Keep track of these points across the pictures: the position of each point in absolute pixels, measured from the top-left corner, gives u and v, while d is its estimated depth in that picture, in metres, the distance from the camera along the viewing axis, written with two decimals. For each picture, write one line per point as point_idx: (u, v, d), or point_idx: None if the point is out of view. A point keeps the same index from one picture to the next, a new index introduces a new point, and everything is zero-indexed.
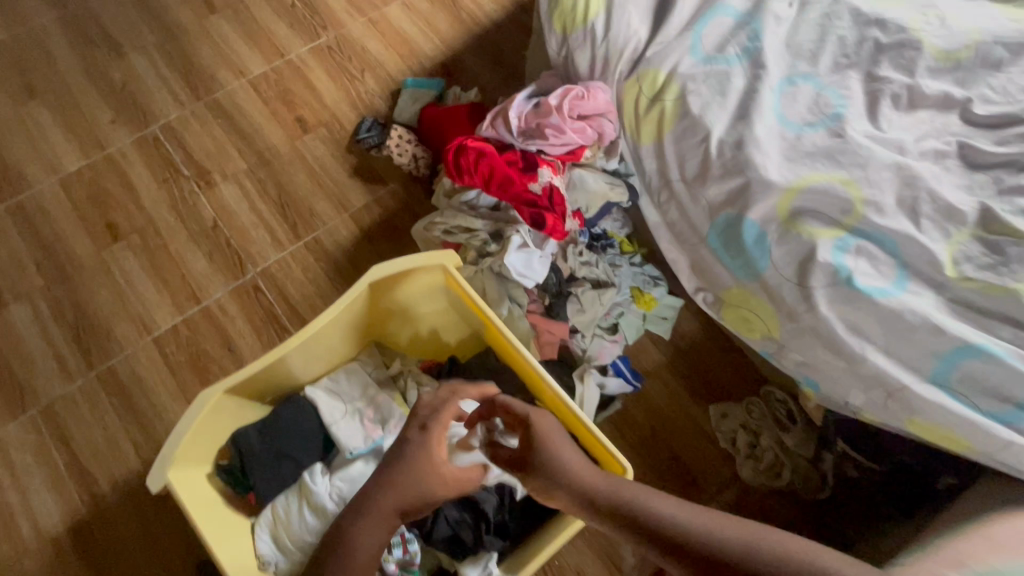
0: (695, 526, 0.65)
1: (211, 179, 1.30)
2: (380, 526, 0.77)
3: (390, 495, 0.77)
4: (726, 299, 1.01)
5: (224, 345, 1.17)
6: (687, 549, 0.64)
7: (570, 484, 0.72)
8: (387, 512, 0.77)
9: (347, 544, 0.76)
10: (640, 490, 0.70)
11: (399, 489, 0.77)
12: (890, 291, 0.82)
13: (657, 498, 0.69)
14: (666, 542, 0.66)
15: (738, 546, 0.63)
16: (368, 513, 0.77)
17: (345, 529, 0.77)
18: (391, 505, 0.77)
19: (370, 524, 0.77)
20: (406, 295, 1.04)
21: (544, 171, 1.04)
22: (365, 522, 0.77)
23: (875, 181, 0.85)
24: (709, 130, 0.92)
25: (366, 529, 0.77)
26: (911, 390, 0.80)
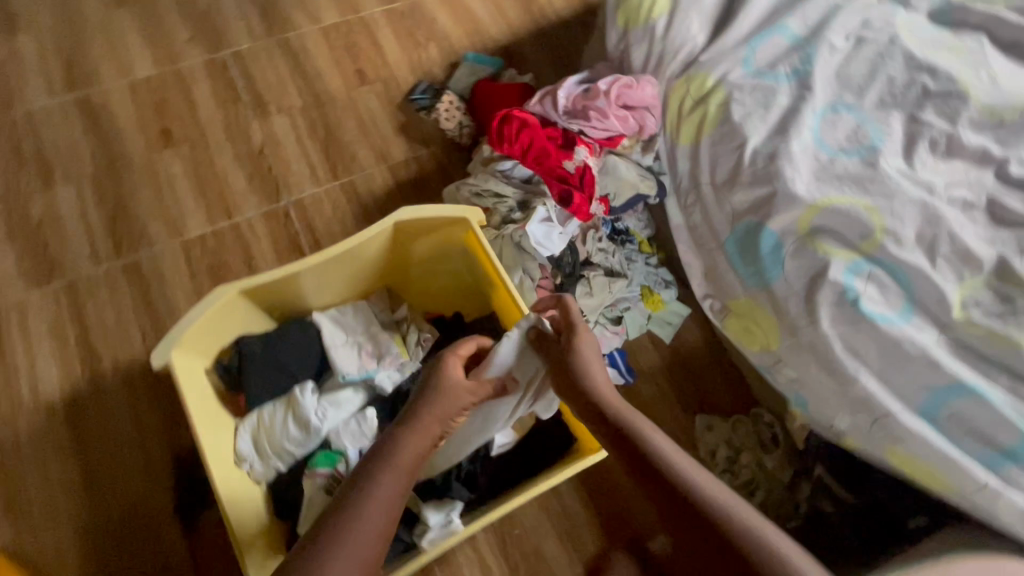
0: (675, 467, 0.71)
1: (267, 109, 1.37)
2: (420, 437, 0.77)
3: (430, 414, 0.78)
4: (732, 308, 1.02)
5: (245, 262, 1.22)
6: (665, 485, 0.70)
7: (587, 394, 0.78)
8: (429, 429, 0.78)
9: (384, 454, 0.74)
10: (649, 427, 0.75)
11: (441, 407, 0.79)
12: (894, 319, 0.83)
13: (656, 435, 0.74)
14: (647, 474, 0.71)
15: (703, 492, 0.68)
16: (411, 431, 0.77)
17: (388, 441, 0.76)
18: (435, 425, 0.78)
19: (412, 446, 0.75)
20: (426, 245, 1.08)
21: (580, 150, 1.08)
22: (412, 436, 0.76)
23: (898, 213, 0.87)
24: (746, 138, 0.96)
25: (413, 443, 0.76)
26: (896, 419, 0.81)
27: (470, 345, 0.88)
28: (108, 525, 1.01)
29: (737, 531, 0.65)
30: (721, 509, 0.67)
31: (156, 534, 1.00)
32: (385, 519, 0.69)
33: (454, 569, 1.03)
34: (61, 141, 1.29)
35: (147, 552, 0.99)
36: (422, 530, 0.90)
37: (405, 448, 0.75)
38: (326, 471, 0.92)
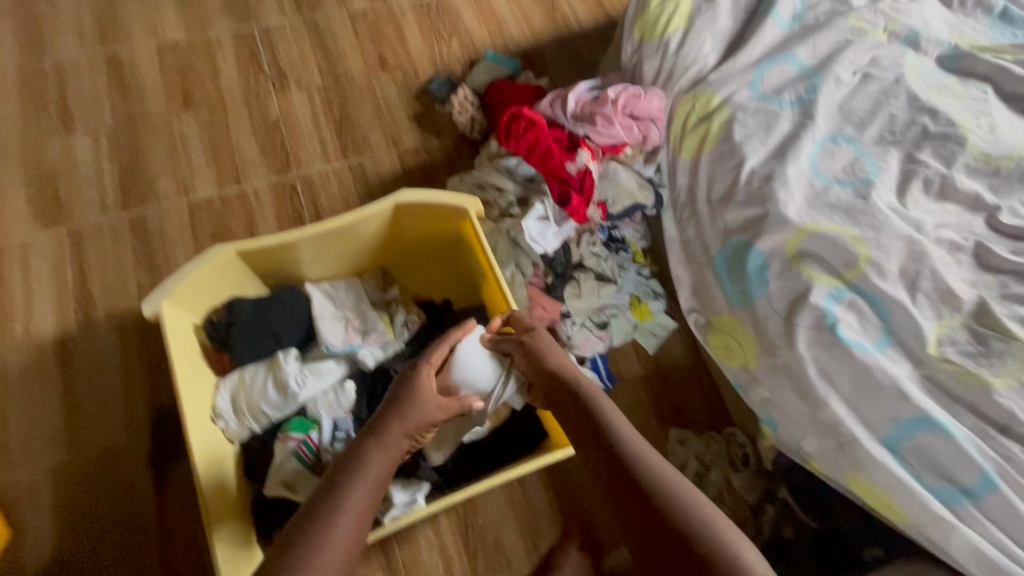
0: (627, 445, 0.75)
1: (287, 84, 1.40)
2: (387, 450, 0.77)
3: (401, 426, 0.79)
4: (715, 323, 1.04)
5: (248, 228, 1.25)
6: (616, 460, 0.75)
7: (551, 379, 0.85)
8: (395, 445, 0.78)
9: (359, 458, 0.75)
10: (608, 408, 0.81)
11: (408, 420, 0.80)
12: (869, 349, 0.85)
13: (613, 416, 0.79)
14: (600, 450, 0.77)
15: (652, 472, 0.72)
16: (383, 440, 0.78)
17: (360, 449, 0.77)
18: (404, 438, 0.79)
19: (382, 457, 0.76)
20: (423, 229, 1.11)
21: (583, 153, 1.09)
22: (382, 446, 0.77)
23: (884, 246, 0.88)
24: (744, 158, 0.98)
25: (383, 454, 0.77)
26: (861, 446, 0.82)
27: (437, 353, 0.89)
28: (81, 466, 1.03)
29: (691, 522, 0.67)
30: (670, 493, 0.70)
31: (127, 481, 1.02)
32: (356, 521, 0.70)
33: (415, 551, 1.04)
34: (85, 93, 1.32)
35: (116, 498, 1.01)
36: (388, 507, 0.93)
37: (378, 458, 0.76)
38: (300, 436, 0.93)
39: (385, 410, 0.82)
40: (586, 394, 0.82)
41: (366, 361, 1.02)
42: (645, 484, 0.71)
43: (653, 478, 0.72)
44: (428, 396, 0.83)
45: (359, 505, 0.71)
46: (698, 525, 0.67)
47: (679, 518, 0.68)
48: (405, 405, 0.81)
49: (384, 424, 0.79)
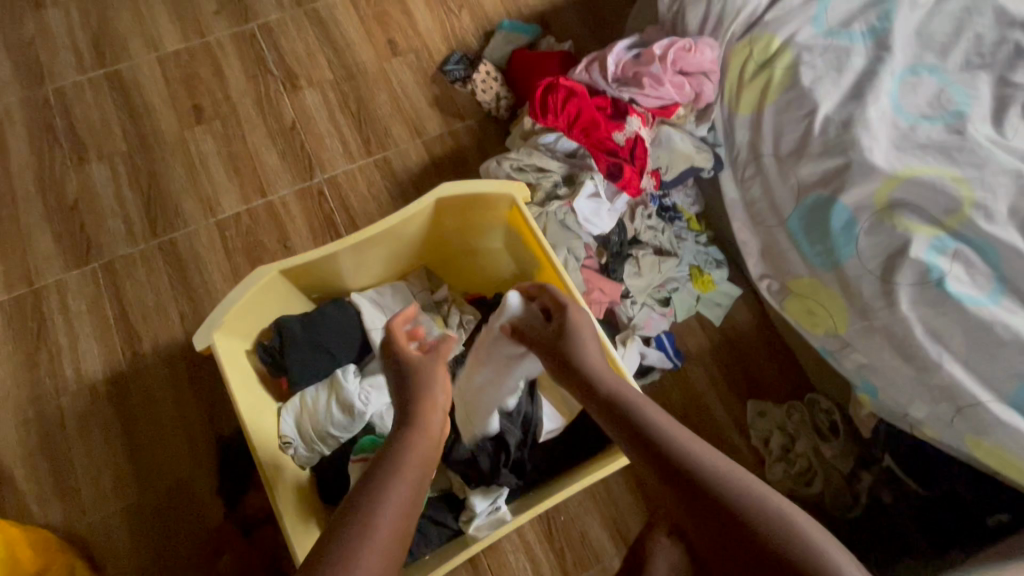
0: (680, 445, 0.59)
1: (297, 84, 1.32)
2: (425, 430, 0.67)
3: (430, 412, 0.69)
4: (793, 288, 0.96)
5: (281, 241, 1.20)
6: (664, 465, 0.59)
7: (579, 373, 0.70)
8: (434, 431, 0.68)
9: (389, 463, 0.63)
10: (652, 406, 0.65)
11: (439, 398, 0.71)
12: (983, 301, 0.76)
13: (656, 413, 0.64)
14: (648, 455, 0.60)
15: (718, 474, 0.56)
16: (413, 435, 0.66)
17: (390, 444, 0.66)
18: (439, 423, 0.69)
19: (418, 451, 0.65)
20: (466, 224, 1.04)
21: (633, 120, 1.00)
22: (414, 439, 0.66)
23: (989, 184, 0.79)
24: (816, 105, 0.88)
25: (414, 458, 0.64)
26: (986, 409, 0.75)
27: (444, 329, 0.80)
28: (153, 503, 1.01)
29: (777, 536, 0.52)
30: (745, 501, 0.54)
31: (202, 514, 1.00)
32: (393, 532, 0.58)
33: (500, 555, 1.01)
34: (93, 119, 1.26)
35: (193, 532, 0.99)
36: (469, 515, 0.90)
37: (411, 456, 0.64)
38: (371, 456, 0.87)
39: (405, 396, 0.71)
40: (624, 390, 0.67)
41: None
42: (711, 496, 0.55)
43: (720, 483, 0.56)
44: (444, 381, 0.73)
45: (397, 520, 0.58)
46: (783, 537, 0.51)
47: (760, 535, 0.52)
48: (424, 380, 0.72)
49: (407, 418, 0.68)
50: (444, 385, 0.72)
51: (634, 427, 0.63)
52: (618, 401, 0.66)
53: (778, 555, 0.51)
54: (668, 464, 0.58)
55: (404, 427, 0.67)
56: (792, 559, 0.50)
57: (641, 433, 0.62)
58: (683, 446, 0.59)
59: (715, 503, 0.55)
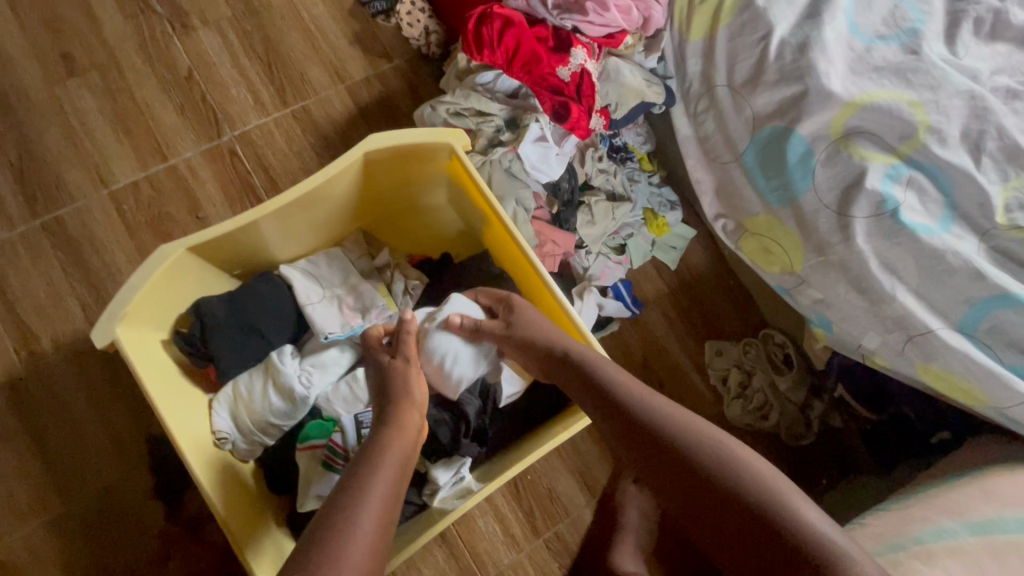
0: (643, 403, 0.68)
1: (189, 23, 1.13)
2: (404, 429, 0.71)
3: (404, 416, 0.73)
4: (749, 227, 0.93)
5: (191, 212, 1.05)
6: (627, 423, 0.67)
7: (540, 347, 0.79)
8: (411, 431, 0.72)
9: (373, 454, 0.67)
10: (622, 377, 0.73)
11: (412, 398, 0.75)
12: (935, 230, 0.76)
13: (614, 375, 0.73)
14: (618, 418, 0.68)
15: (686, 432, 0.64)
16: (391, 435, 0.70)
17: (371, 443, 0.69)
18: (415, 422, 0.73)
19: (397, 449, 0.68)
20: (400, 178, 0.95)
21: (578, 52, 0.90)
22: (394, 435, 0.70)
23: (943, 107, 0.76)
24: (771, 27, 0.82)
25: (391, 458, 0.67)
26: (935, 336, 0.76)
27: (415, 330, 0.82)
28: (81, 515, 0.91)
29: (721, 468, 0.60)
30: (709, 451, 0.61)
31: (139, 519, 0.92)
32: (380, 516, 0.60)
33: (469, 521, 0.99)
34: None
35: (131, 539, 0.91)
36: (432, 488, 0.86)
37: (390, 456, 0.67)
38: (322, 441, 0.81)
39: (385, 404, 0.75)
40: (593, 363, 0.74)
41: (356, 318, 0.92)
42: (660, 438, 0.64)
43: (675, 428, 0.64)
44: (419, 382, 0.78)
45: (377, 513, 0.60)
46: (737, 478, 0.59)
47: (701, 466, 0.60)
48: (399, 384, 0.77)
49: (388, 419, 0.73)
50: (416, 391, 0.76)
51: (607, 393, 0.71)
52: (581, 370, 0.74)
53: (727, 488, 0.59)
54: (639, 425, 0.66)
55: (382, 431, 0.71)
56: (740, 489, 0.58)
57: (614, 399, 0.70)
58: (653, 407, 0.67)
59: (678, 454, 0.62)
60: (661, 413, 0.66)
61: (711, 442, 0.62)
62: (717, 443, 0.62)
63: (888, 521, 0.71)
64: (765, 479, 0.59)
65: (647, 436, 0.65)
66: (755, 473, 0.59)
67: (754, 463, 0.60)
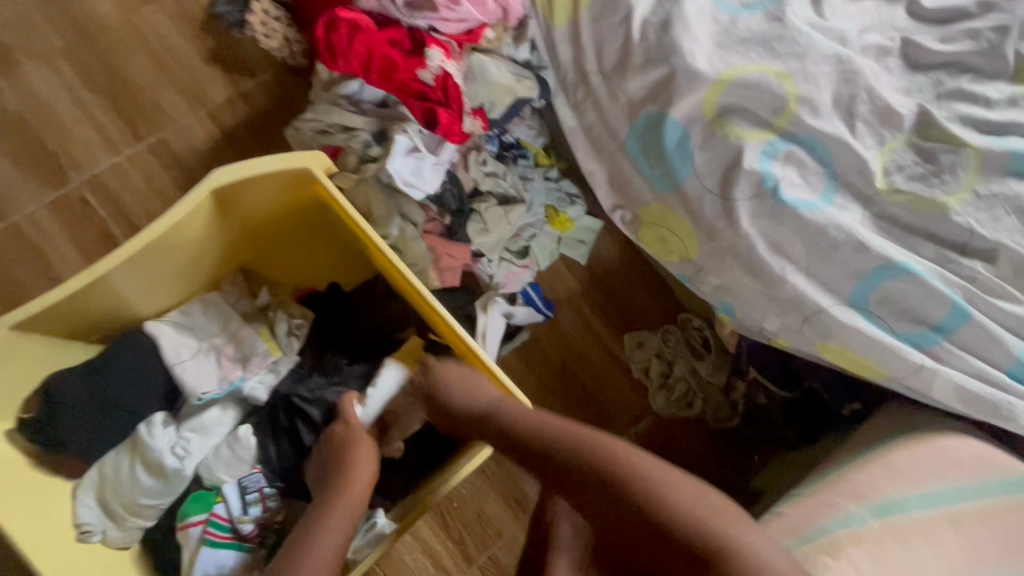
0: (610, 458, 0.61)
1: (12, 58, 0.99)
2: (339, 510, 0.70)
3: (342, 481, 0.73)
4: (645, 218, 0.87)
5: (44, 272, 0.95)
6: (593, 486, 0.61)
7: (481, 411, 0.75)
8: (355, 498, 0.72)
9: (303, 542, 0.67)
10: (531, 414, 0.72)
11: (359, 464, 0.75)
12: (817, 204, 0.73)
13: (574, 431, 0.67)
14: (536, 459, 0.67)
15: (659, 496, 0.57)
16: (327, 502, 0.71)
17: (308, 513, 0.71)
18: (357, 491, 0.73)
19: (336, 529, 0.69)
20: (268, 208, 0.86)
21: (434, 52, 0.83)
22: (331, 515, 0.69)
23: (812, 75, 0.73)
24: (631, 6, 0.77)
25: (334, 519, 0.69)
26: (828, 314, 0.74)
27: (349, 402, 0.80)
28: None
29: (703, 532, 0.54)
30: (619, 474, 0.60)
31: None
32: None
33: (396, 560, 0.94)
34: None
35: None
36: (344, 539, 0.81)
37: (332, 519, 0.69)
38: (202, 518, 0.76)
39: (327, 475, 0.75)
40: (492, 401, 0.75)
41: (235, 372, 0.83)
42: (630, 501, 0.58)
43: (647, 487, 0.58)
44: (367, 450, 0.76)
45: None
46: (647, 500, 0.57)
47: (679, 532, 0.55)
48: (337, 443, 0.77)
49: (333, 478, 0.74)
50: (359, 462, 0.75)
51: (522, 433, 0.70)
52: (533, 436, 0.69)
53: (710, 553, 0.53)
54: (553, 462, 0.65)
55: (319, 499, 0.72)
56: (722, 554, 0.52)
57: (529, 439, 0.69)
58: (566, 438, 0.66)
59: (592, 483, 0.61)
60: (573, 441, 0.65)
61: (619, 466, 0.60)
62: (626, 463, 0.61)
63: (799, 510, 0.67)
64: (675, 495, 0.57)
65: (562, 470, 0.64)
66: (665, 490, 0.57)
67: (666, 477, 0.59)
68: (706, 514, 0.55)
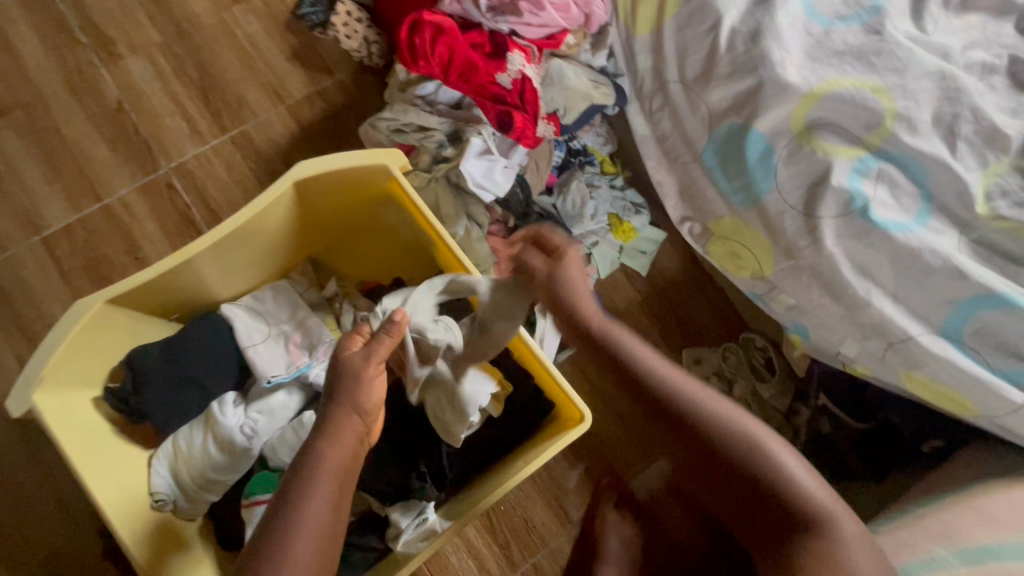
0: (751, 439, 0.53)
1: (116, 51, 1.06)
2: (339, 435, 0.62)
3: (343, 410, 0.63)
4: (716, 231, 0.86)
5: (130, 252, 1.00)
6: (727, 468, 0.53)
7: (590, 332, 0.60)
8: (349, 429, 0.63)
9: (303, 471, 0.59)
10: (654, 351, 0.58)
11: (362, 397, 0.64)
12: (909, 226, 0.69)
13: (713, 398, 0.55)
14: (632, 389, 0.57)
15: (798, 493, 0.52)
16: (326, 441, 0.61)
17: (304, 454, 0.61)
18: (356, 427, 0.63)
19: (333, 463, 0.60)
20: (343, 202, 0.88)
21: (515, 57, 0.84)
22: (329, 444, 0.61)
23: (912, 91, 0.69)
24: (720, 15, 0.75)
25: (334, 452, 0.60)
26: (916, 343, 0.70)
27: (384, 345, 0.67)
28: None
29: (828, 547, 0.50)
30: (793, 502, 0.51)
31: None
32: (316, 543, 0.56)
33: (441, 559, 0.95)
34: None
35: None
36: (396, 532, 0.80)
37: (327, 463, 0.60)
38: (267, 497, 0.78)
39: (328, 402, 0.64)
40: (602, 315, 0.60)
41: (302, 357, 0.87)
42: (765, 494, 0.52)
43: (782, 483, 0.52)
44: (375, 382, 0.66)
45: (314, 531, 0.56)
46: (777, 484, 0.52)
47: (807, 537, 0.50)
48: (335, 381, 0.65)
49: (331, 408, 0.64)
50: (368, 400, 0.64)
51: (632, 373, 0.56)
52: (662, 392, 0.55)
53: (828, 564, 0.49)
54: (671, 418, 0.55)
55: (316, 434, 0.62)
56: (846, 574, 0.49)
57: (668, 404, 0.55)
58: (682, 393, 0.55)
59: (706, 452, 0.54)
60: (704, 411, 0.54)
61: (741, 440, 0.53)
62: (820, 515, 0.51)
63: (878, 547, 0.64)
64: (807, 489, 0.52)
65: (713, 468, 0.53)
66: (785, 472, 0.52)
67: (796, 473, 0.52)
68: (846, 531, 0.51)
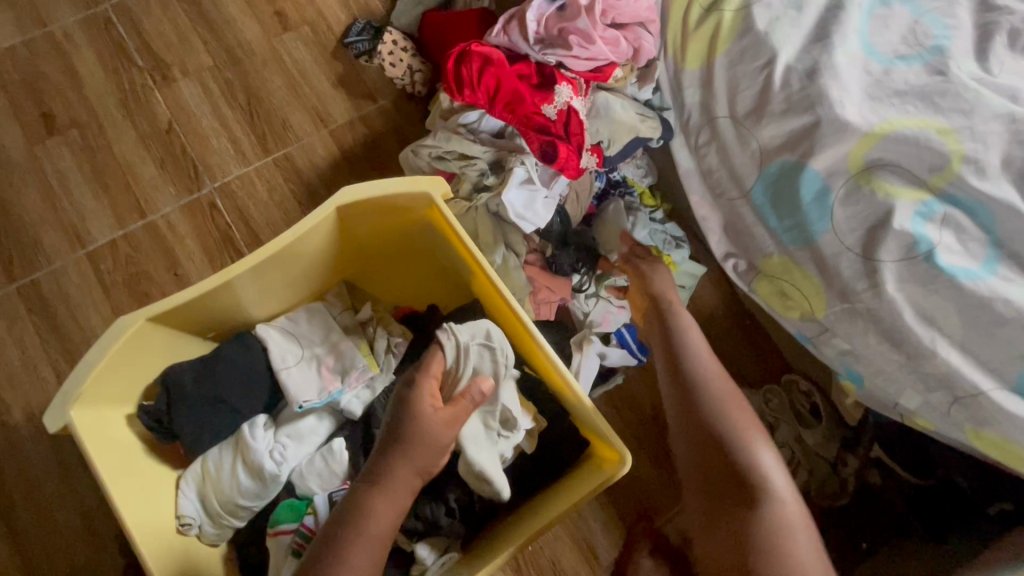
0: (743, 432, 0.66)
1: (169, 73, 1.10)
2: (397, 491, 0.64)
3: (404, 465, 0.65)
4: (764, 269, 0.83)
5: (170, 268, 1.02)
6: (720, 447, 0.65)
7: (676, 343, 0.75)
8: (406, 486, 0.65)
9: (353, 522, 0.62)
10: (705, 355, 0.75)
11: (420, 456, 0.65)
12: (979, 274, 0.65)
13: (735, 399, 0.70)
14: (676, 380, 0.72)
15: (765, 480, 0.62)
16: (379, 494, 0.64)
17: (354, 502, 0.64)
18: (409, 486, 0.65)
19: (382, 516, 0.63)
20: (382, 226, 0.88)
21: (563, 89, 0.86)
22: (382, 499, 0.63)
23: (980, 134, 0.66)
24: (775, 53, 0.74)
25: (391, 501, 0.64)
26: (988, 399, 0.66)
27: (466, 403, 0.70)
28: None
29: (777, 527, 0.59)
30: (759, 481, 0.62)
31: None
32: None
33: None
34: None
35: None
36: (420, 569, 0.76)
37: (379, 513, 0.63)
38: (292, 527, 0.77)
39: (385, 453, 0.66)
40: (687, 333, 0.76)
41: (334, 382, 0.84)
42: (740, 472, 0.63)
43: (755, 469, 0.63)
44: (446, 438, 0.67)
45: None
46: (753, 469, 0.63)
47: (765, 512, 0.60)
48: (401, 432, 0.66)
49: (392, 456, 0.65)
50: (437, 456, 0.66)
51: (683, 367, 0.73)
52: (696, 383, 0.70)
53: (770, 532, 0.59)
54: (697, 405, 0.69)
55: (373, 481, 0.65)
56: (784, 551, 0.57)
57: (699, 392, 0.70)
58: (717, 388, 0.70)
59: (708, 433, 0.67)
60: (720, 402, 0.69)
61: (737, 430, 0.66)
62: (782, 503, 0.61)
63: None
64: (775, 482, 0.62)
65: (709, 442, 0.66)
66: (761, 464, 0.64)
67: (772, 470, 0.63)
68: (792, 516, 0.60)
